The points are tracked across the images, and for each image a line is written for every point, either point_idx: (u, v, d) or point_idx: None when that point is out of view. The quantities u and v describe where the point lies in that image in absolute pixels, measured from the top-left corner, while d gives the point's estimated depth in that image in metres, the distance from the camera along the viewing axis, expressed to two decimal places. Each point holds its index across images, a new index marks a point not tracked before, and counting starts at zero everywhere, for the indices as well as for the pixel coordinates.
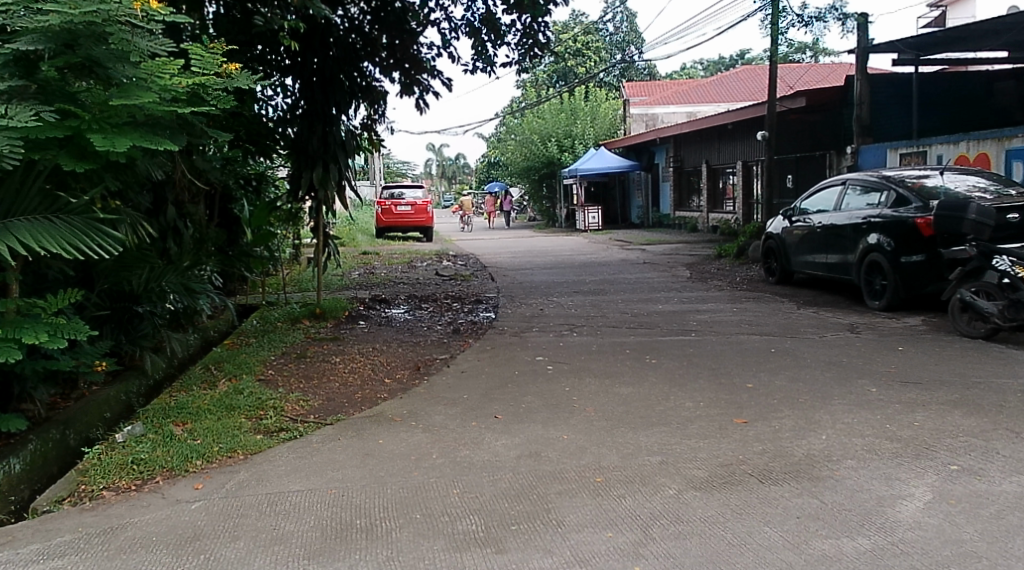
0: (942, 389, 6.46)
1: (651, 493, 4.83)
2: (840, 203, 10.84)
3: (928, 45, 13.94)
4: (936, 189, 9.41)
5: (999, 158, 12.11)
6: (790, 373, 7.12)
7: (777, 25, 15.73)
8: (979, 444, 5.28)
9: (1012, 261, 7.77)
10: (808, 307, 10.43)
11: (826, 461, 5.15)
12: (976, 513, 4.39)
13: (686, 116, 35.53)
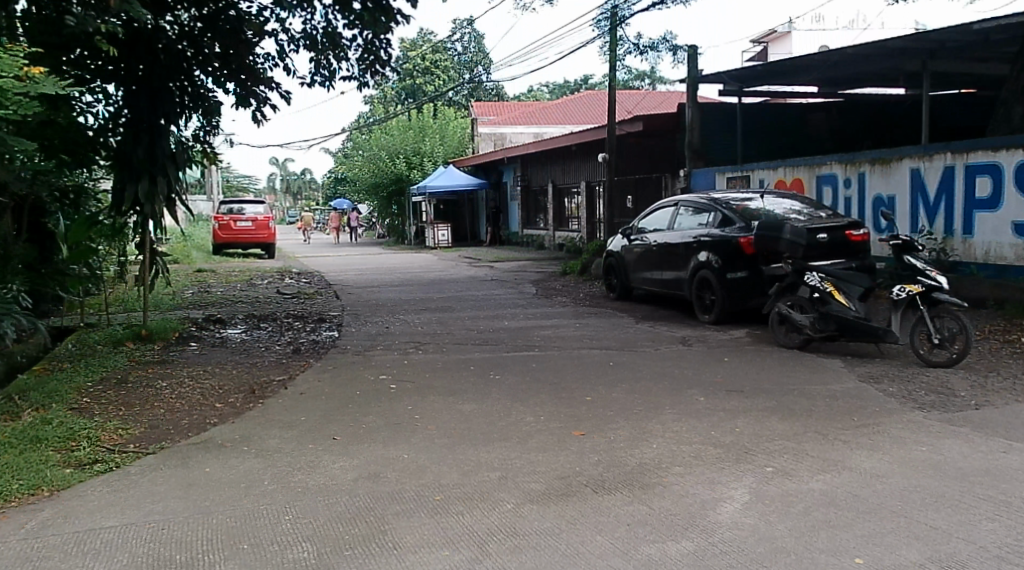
0: (762, 396, 6.83)
1: (489, 508, 4.84)
2: (673, 222, 11.31)
3: (751, 78, 14.79)
4: (758, 211, 10.01)
5: (812, 184, 13.00)
6: (627, 386, 7.34)
7: (614, 53, 16.30)
8: (792, 447, 5.61)
9: (822, 277, 8.36)
10: (645, 321, 10.81)
11: (656, 468, 5.33)
12: (788, 511, 4.64)
13: (533, 137, 36.39)
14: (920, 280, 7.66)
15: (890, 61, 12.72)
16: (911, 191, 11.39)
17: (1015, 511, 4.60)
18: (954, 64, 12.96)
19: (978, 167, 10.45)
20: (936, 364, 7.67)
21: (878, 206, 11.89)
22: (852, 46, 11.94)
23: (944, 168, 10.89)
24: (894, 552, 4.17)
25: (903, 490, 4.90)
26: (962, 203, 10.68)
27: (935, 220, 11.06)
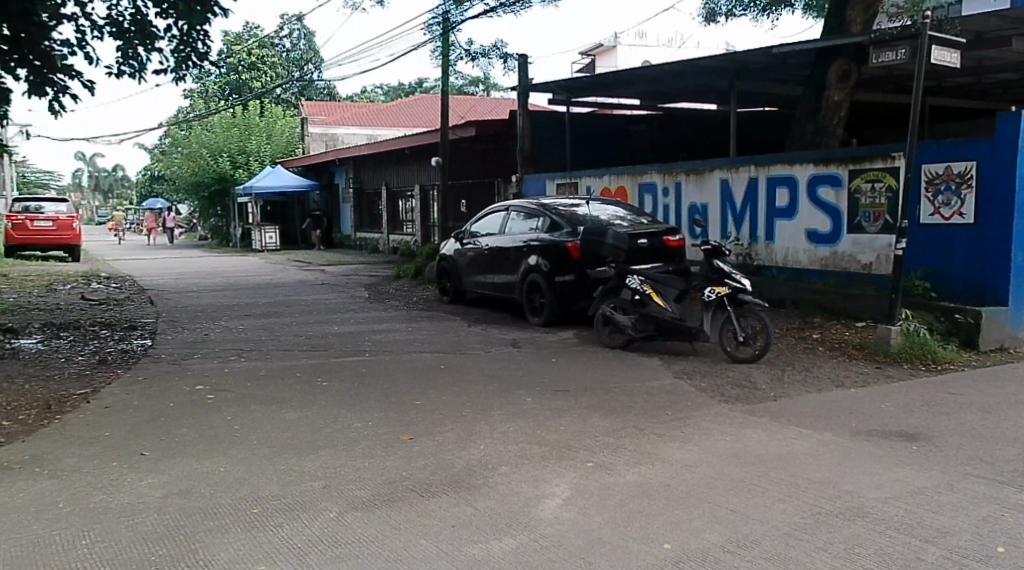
0: (586, 395, 7.04)
1: (310, 518, 4.73)
2: (504, 226, 11.47)
3: (577, 89, 15.24)
4: (584, 216, 10.32)
5: (634, 191, 13.55)
6: (456, 388, 7.37)
7: (446, 57, 16.35)
8: (611, 442, 5.82)
9: (642, 280, 8.71)
10: (477, 324, 10.90)
11: (482, 469, 5.37)
12: (604, 503, 4.81)
13: (366, 138, 35.99)
14: (726, 282, 8.14)
15: (704, 78, 13.45)
16: (721, 200, 12.08)
17: (806, 492, 4.97)
18: (761, 84, 13.86)
19: (777, 179, 11.22)
20: (740, 360, 8.20)
21: (692, 213, 12.54)
22: (669, 63, 12.53)
23: (748, 179, 11.63)
24: (699, 537, 4.41)
25: (710, 477, 5.19)
26: (765, 212, 11.44)
27: (742, 227, 11.79)
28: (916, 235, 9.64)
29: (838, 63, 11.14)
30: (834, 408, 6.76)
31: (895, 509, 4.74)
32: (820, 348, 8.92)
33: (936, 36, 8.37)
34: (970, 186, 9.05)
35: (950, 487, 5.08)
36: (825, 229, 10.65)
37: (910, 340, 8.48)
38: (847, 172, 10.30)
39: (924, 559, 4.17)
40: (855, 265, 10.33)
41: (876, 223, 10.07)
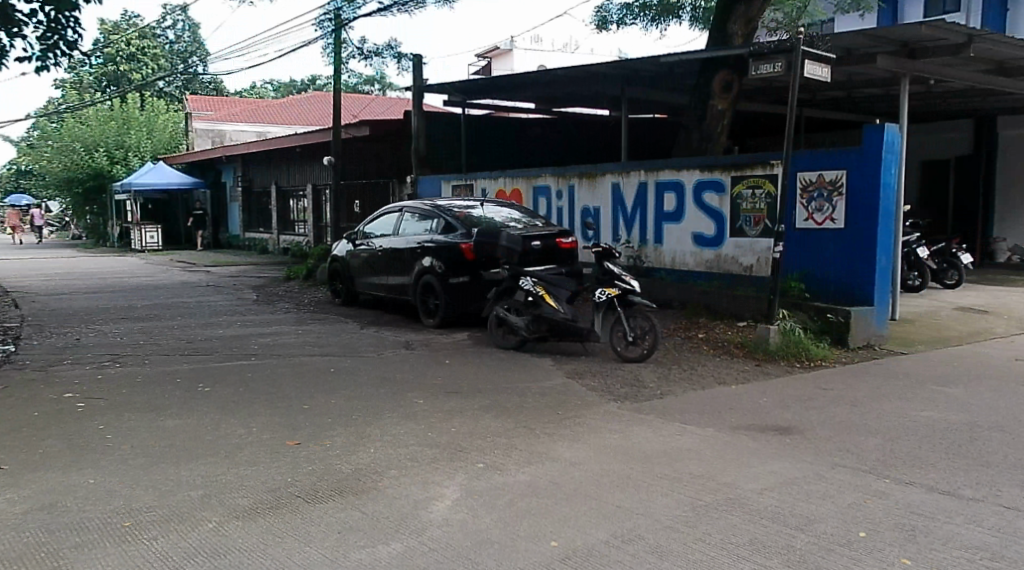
0: (478, 396, 7.13)
1: (188, 529, 4.65)
2: (397, 227, 11.45)
3: (471, 92, 15.34)
4: (478, 218, 10.42)
5: (528, 194, 13.75)
6: (346, 392, 7.34)
7: (337, 55, 16.20)
8: (502, 442, 5.93)
9: (535, 281, 8.87)
10: (370, 327, 10.86)
11: (371, 473, 5.39)
12: (493, 503, 4.91)
13: (255, 135, 34.69)
14: (616, 284, 8.37)
15: (595, 84, 13.76)
16: (612, 203, 12.39)
17: (687, 486, 5.20)
18: (650, 91, 14.29)
19: (665, 184, 11.59)
20: (630, 359, 8.46)
21: (585, 216, 12.82)
22: (561, 68, 12.77)
23: (638, 183, 11.98)
24: (585, 533, 4.56)
25: (597, 474, 5.36)
26: (653, 216, 11.80)
27: (632, 230, 12.13)
28: (792, 239, 10.15)
29: (721, 73, 11.61)
30: (715, 405, 7.06)
31: (768, 499, 5.01)
32: (704, 347, 9.28)
33: (809, 51, 8.85)
34: (841, 194, 9.59)
35: (820, 476, 5.41)
36: (710, 233, 11.07)
37: (787, 338, 8.93)
38: (729, 178, 10.73)
39: (793, 545, 4.44)
40: (737, 267, 10.78)
41: (756, 227, 10.54)
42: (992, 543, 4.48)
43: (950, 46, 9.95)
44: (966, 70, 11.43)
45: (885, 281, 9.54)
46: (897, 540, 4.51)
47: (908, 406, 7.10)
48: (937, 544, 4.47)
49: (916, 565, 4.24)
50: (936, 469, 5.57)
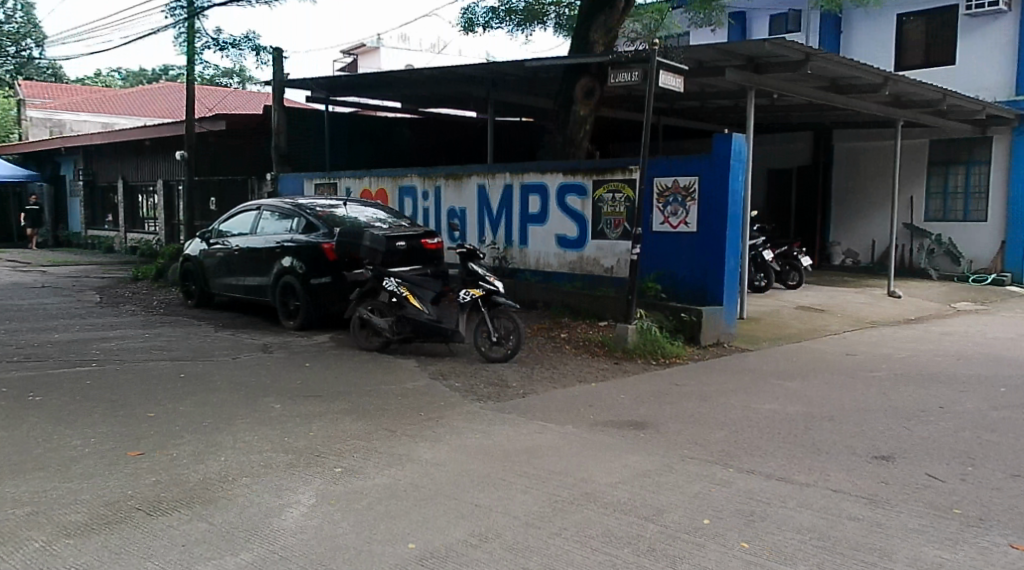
0: (338, 399, 7.06)
1: (14, 550, 4.39)
2: (256, 226, 11.16)
3: (335, 89, 15.13)
4: (340, 218, 10.29)
5: (393, 194, 13.69)
6: (196, 398, 7.11)
7: (191, 45, 15.64)
8: (361, 446, 5.90)
9: (399, 283, 8.85)
10: (225, 329, 10.54)
11: (220, 482, 5.26)
12: (350, 508, 4.89)
13: (100, 126, 32.85)
14: (481, 285, 8.46)
15: (460, 86, 13.84)
16: (478, 204, 12.50)
17: (544, 482, 5.34)
18: (514, 95, 14.49)
19: (530, 186, 11.79)
20: (494, 360, 8.56)
21: (451, 217, 12.88)
22: (425, 69, 12.78)
23: (503, 185, 12.13)
24: (442, 533, 4.60)
25: (457, 474, 5.43)
26: (518, 218, 11.98)
27: (498, 232, 12.28)
28: (648, 241, 10.52)
29: (583, 80, 11.92)
30: (574, 402, 7.26)
31: (622, 492, 5.21)
32: (566, 346, 9.49)
33: (664, 62, 9.24)
34: (694, 200, 10.04)
35: (671, 468, 5.66)
36: (573, 234, 11.34)
37: (644, 337, 9.25)
38: (591, 182, 11.01)
39: (644, 535, 4.63)
40: (598, 268, 11.08)
41: (616, 230, 10.86)
42: (823, 524, 4.82)
43: (790, 63, 10.60)
44: (806, 86, 12.18)
45: (733, 282, 10.04)
46: (737, 525, 4.78)
47: (752, 399, 7.52)
48: (773, 527, 4.77)
49: (755, 548, 4.51)
50: (776, 457, 5.93)
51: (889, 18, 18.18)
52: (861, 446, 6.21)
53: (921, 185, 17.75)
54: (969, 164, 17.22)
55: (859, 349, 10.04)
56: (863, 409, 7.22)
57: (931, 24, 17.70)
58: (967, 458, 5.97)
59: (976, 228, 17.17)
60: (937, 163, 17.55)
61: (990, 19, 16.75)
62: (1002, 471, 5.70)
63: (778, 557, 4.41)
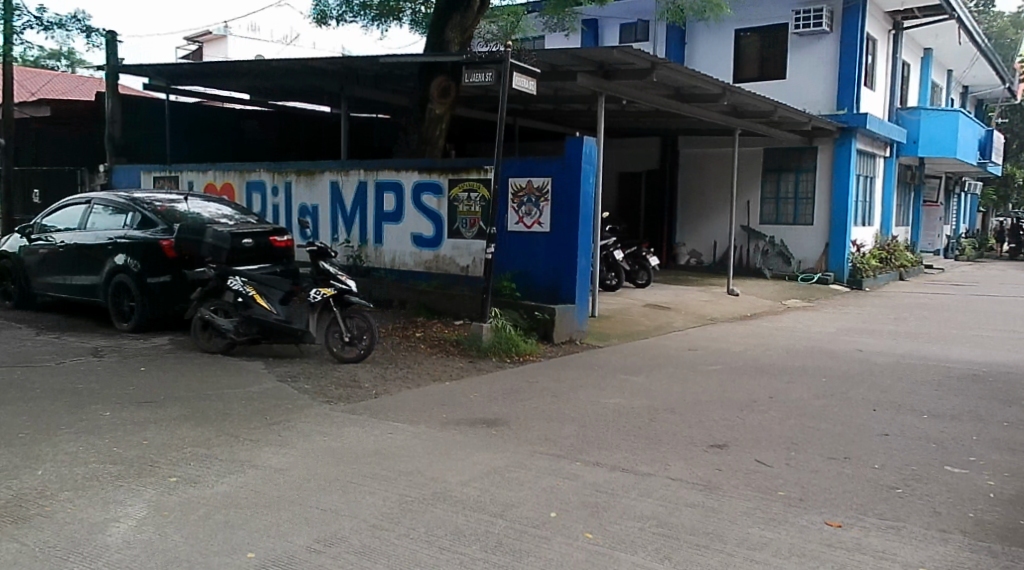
0: (174, 405, 6.71)
1: None
2: (85, 221, 10.47)
3: (177, 77, 14.41)
4: (181, 213, 9.81)
5: (241, 189, 13.19)
6: (14, 407, 6.58)
7: (11, 23, 14.50)
8: (199, 453, 5.62)
9: (246, 282, 8.52)
10: (50, 332, 9.83)
11: (38, 498, 4.88)
12: (184, 519, 4.65)
13: None
14: (332, 284, 8.27)
15: (312, 79, 13.47)
16: (331, 201, 12.21)
17: (392, 483, 5.25)
18: (368, 92, 14.24)
19: (385, 184, 11.62)
20: (346, 360, 8.38)
21: (303, 213, 12.53)
22: (273, 60, 12.36)
23: (357, 183, 11.91)
24: (284, 541, 4.44)
25: (302, 479, 5.26)
26: (372, 215, 11.80)
27: (352, 229, 12.04)
28: (503, 241, 10.58)
29: (438, 79, 11.86)
30: (427, 401, 7.20)
31: (472, 490, 5.19)
32: (420, 346, 9.41)
33: (517, 64, 9.32)
34: (547, 201, 10.18)
35: (520, 464, 5.69)
36: (428, 234, 11.27)
37: (499, 335, 9.31)
38: (446, 181, 10.96)
39: (492, 532, 4.63)
40: (454, 267, 11.06)
41: (472, 229, 10.87)
42: (662, 512, 4.97)
43: (637, 70, 10.94)
44: (652, 93, 12.57)
45: (585, 281, 10.25)
46: (583, 516, 4.86)
47: (599, 394, 7.69)
48: (617, 517, 4.87)
49: (598, 538, 4.59)
50: (620, 449, 6.07)
51: (727, 34, 19.00)
52: (698, 435, 6.46)
53: (756, 191, 18.71)
54: (797, 172, 18.33)
55: (700, 344, 10.48)
56: (702, 401, 7.51)
57: (767, 38, 18.70)
58: (792, 443, 6.31)
59: (803, 230, 18.34)
60: (770, 170, 18.55)
61: (815, 39, 18.05)
62: (824, 455, 6.06)
63: (620, 546, 4.51)
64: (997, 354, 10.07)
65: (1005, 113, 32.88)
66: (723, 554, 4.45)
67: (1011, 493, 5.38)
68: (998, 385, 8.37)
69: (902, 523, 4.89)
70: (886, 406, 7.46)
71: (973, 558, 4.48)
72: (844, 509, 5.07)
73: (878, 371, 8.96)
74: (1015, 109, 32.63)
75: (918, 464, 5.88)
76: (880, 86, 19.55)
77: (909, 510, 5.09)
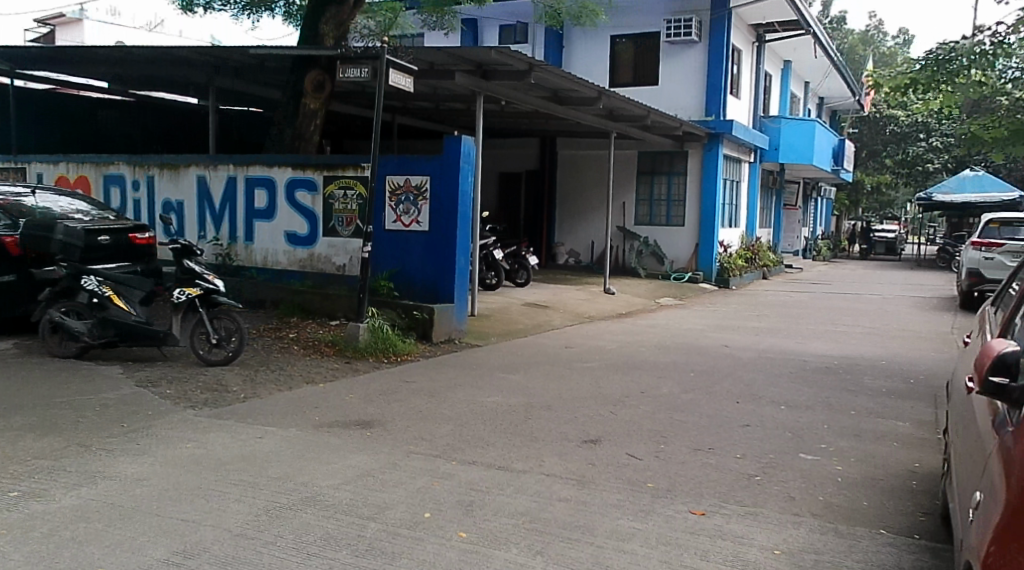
0: (19, 414, 6.27)
1: None
2: None
3: (26, 62, 13.51)
4: (30, 207, 9.09)
5: (98, 184, 12.49)
6: None
7: None
8: (46, 465, 5.27)
9: (101, 281, 8.05)
10: None
11: None
12: (25, 538, 4.33)
13: None
14: (198, 283, 7.95)
15: (176, 69, 12.90)
16: (198, 197, 11.73)
17: (258, 489, 5.07)
18: (238, 84, 13.75)
19: (256, 180, 11.26)
20: (214, 363, 8.04)
21: (167, 209, 11.98)
22: (132, 47, 11.75)
23: (226, 178, 11.50)
24: (139, 554, 4.21)
25: (160, 489, 5.01)
26: (243, 212, 11.41)
27: (221, 227, 11.60)
28: (380, 239, 10.40)
29: (312, 73, 11.56)
30: (298, 404, 6.98)
31: (344, 493, 5.07)
32: (294, 347, 9.13)
33: (393, 61, 9.21)
34: (425, 199, 10.08)
35: (394, 466, 5.59)
36: (303, 232, 10.98)
37: (375, 335, 9.14)
38: (321, 178, 10.71)
39: (363, 535, 4.52)
40: (330, 266, 10.82)
41: (348, 227, 10.66)
42: (535, 507, 4.98)
43: (514, 72, 10.99)
44: (529, 95, 12.63)
45: (464, 281, 10.20)
46: (456, 515, 4.81)
47: (477, 393, 7.66)
48: (490, 514, 4.85)
49: (472, 536, 4.56)
50: (495, 447, 6.06)
51: (602, 39, 19.35)
52: (571, 431, 6.52)
53: (631, 193, 19.03)
54: (669, 175, 18.86)
55: (576, 342, 10.62)
56: (576, 397, 7.60)
57: (640, 45, 19.17)
58: (660, 436, 6.46)
59: (675, 232, 18.90)
60: (644, 173, 18.94)
61: (685, 48, 18.61)
62: (690, 446, 6.23)
63: (493, 543, 4.49)
64: (848, 347, 10.65)
65: (855, 124, 34.93)
66: (593, 546, 4.50)
67: (858, 476, 5.67)
68: (848, 376, 8.84)
69: (760, 508, 5.07)
70: (747, 398, 7.75)
71: (824, 539, 4.68)
72: (707, 498, 5.22)
73: (742, 365, 9.31)
74: (864, 119, 34.70)
75: (774, 452, 6.13)
76: (744, 95, 20.36)
77: (767, 496, 5.29)
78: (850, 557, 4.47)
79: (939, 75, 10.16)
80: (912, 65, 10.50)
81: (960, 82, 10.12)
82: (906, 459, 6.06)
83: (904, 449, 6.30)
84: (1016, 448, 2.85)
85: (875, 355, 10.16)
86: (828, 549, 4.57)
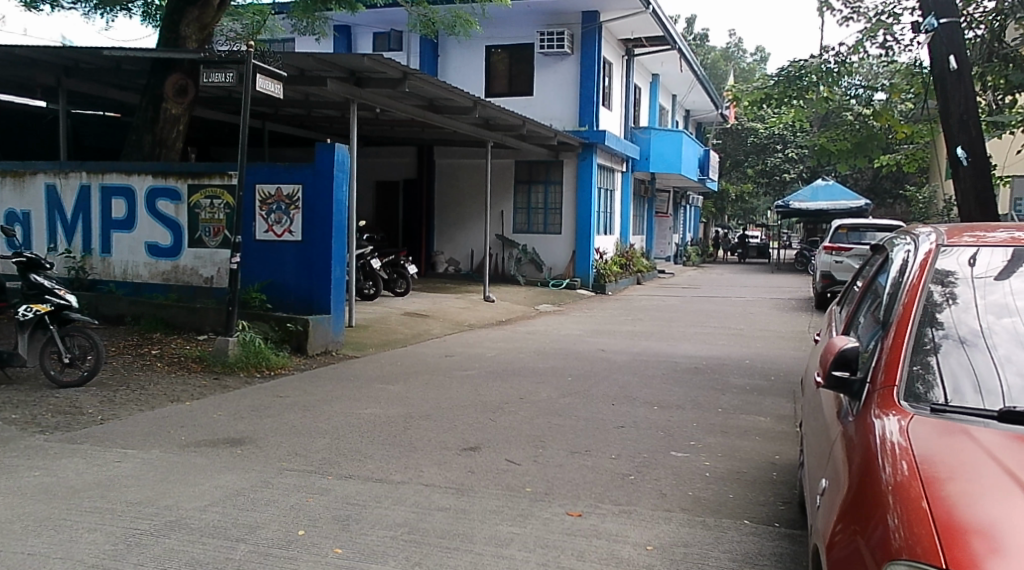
0: None
1: None
2: None
3: None
4: None
5: None
6: None
7: None
8: None
9: None
10: None
11: None
12: None
13: None
14: (48, 299, 7.47)
15: (22, 70, 12.09)
16: (46, 207, 11.05)
17: (117, 516, 4.77)
18: (91, 86, 13.01)
19: (112, 188, 10.69)
20: (66, 384, 7.55)
21: (11, 220, 11.23)
22: None
23: (79, 186, 10.86)
24: None
25: (5, 521, 4.65)
26: (98, 223, 10.81)
27: (73, 238, 10.96)
28: (251, 250, 10.07)
29: (173, 77, 11.09)
30: (162, 425, 6.63)
31: (211, 514, 4.83)
32: (157, 364, 8.69)
33: (260, 66, 8.92)
34: (297, 208, 9.82)
35: (264, 484, 5.37)
36: (166, 243, 10.50)
37: (246, 349, 8.80)
38: (185, 186, 10.27)
39: (232, 557, 4.33)
40: (196, 279, 10.36)
41: (215, 238, 10.24)
42: (413, 518, 4.89)
43: (388, 80, 10.83)
44: (403, 103, 12.52)
45: (340, 290, 9.97)
46: (331, 532, 4.65)
47: (353, 405, 7.47)
48: (366, 528, 4.72)
49: (347, 552, 4.42)
50: (374, 459, 5.93)
51: (478, 49, 19.43)
52: (450, 440, 6.44)
53: (509, 201, 19.19)
54: (545, 184, 19.09)
55: (455, 350, 10.55)
56: (455, 406, 7.54)
57: (514, 55, 19.33)
58: (538, 441, 6.46)
59: (552, 239, 19.12)
60: (521, 181, 19.15)
61: (557, 59, 18.86)
62: (567, 450, 6.26)
63: (368, 558, 4.37)
64: (716, 348, 11.03)
65: (718, 135, 36.38)
66: (471, 553, 4.44)
67: (724, 471, 5.83)
68: (714, 376, 9.10)
69: (633, 507, 5.13)
70: (622, 400, 7.86)
71: (693, 532, 4.78)
72: (582, 499, 5.24)
73: (617, 368, 9.47)
74: (727, 131, 36.12)
75: (647, 452, 6.23)
76: (615, 106, 20.85)
77: (640, 494, 5.36)
78: (717, 548, 4.57)
79: (790, 91, 10.68)
80: (766, 81, 10.95)
81: (809, 98, 10.70)
82: (768, 452, 6.28)
83: (767, 443, 6.53)
84: (858, 435, 2.97)
85: (742, 355, 10.54)
86: (698, 541, 4.66)
